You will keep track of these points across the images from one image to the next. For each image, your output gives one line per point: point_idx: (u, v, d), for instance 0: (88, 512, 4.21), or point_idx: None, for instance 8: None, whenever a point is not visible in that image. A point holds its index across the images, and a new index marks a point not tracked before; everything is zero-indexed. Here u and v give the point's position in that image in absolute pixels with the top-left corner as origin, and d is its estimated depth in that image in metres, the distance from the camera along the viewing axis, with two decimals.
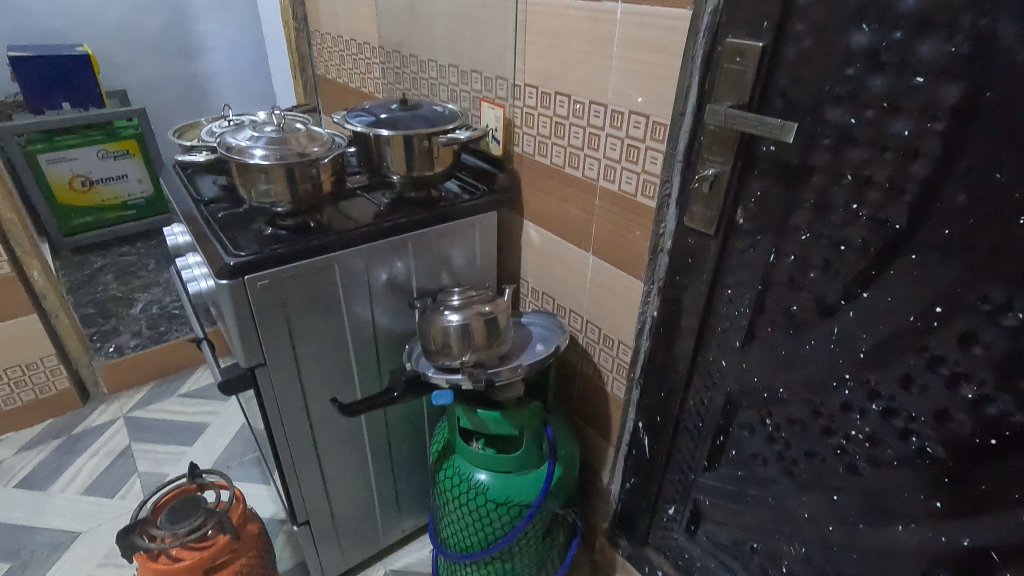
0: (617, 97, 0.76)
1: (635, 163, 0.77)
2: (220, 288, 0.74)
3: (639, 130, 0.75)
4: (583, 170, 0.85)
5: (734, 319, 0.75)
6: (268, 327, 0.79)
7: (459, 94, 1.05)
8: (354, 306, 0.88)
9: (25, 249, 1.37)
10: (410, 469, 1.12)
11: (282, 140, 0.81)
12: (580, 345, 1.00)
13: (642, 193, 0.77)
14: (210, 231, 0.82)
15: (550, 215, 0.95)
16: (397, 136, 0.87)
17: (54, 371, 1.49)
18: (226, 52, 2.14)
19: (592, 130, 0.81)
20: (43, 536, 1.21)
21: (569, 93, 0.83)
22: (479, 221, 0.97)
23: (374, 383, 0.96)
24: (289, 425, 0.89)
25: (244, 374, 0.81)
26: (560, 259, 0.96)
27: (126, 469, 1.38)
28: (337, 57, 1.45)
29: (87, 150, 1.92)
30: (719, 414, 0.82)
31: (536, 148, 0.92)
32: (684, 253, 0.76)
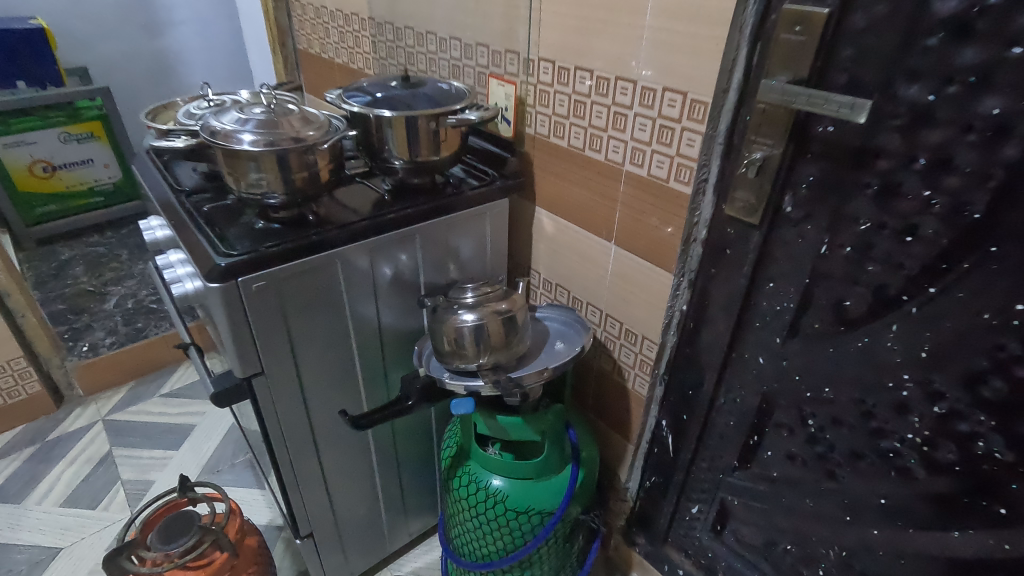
0: (649, 72, 0.69)
1: (669, 146, 0.70)
2: (210, 293, 0.66)
3: (674, 110, 0.68)
4: (607, 154, 0.78)
5: (775, 315, 0.69)
6: (264, 334, 0.71)
7: (461, 69, 0.97)
8: (357, 306, 0.80)
9: None
10: (417, 471, 1.06)
11: (272, 123, 0.72)
12: (599, 340, 0.94)
13: (676, 179, 0.70)
14: (195, 226, 0.74)
15: (566, 202, 0.88)
16: (399, 118, 0.79)
17: (22, 375, 1.37)
18: (196, 26, 2.00)
19: (618, 110, 0.74)
20: (22, 553, 1.13)
21: (591, 69, 0.75)
22: (488, 210, 0.89)
23: (379, 387, 0.89)
24: (290, 437, 0.82)
25: (240, 385, 0.74)
26: (577, 249, 0.90)
27: (109, 477, 1.29)
28: (320, 29, 1.35)
29: (47, 133, 1.79)
30: (754, 413, 0.77)
31: (551, 129, 0.85)
32: (721, 243, 0.70)
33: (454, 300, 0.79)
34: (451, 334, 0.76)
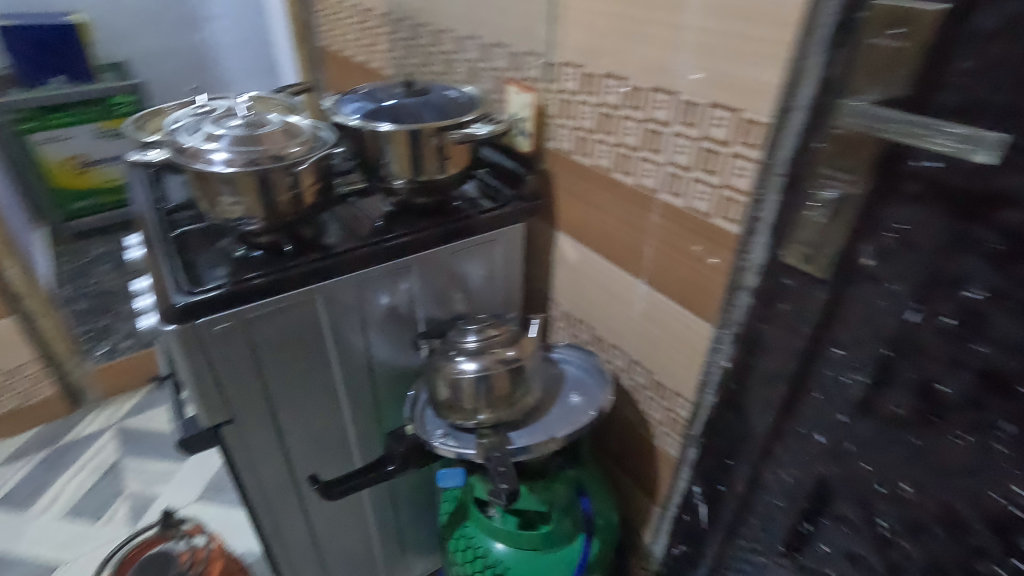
0: (691, 83, 0.56)
1: (715, 174, 0.57)
2: (167, 335, 0.58)
3: (722, 130, 0.55)
4: (638, 178, 0.65)
5: (840, 388, 0.55)
6: (232, 378, 0.63)
7: (479, 72, 0.85)
8: (345, 345, 0.70)
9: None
10: (419, 516, 0.96)
11: (251, 138, 0.63)
12: (624, 388, 0.81)
13: (722, 215, 0.57)
14: (162, 253, 0.65)
15: (590, 229, 0.75)
16: (398, 132, 0.68)
17: (38, 377, 1.39)
18: (231, 20, 1.97)
19: (653, 127, 0.61)
20: (19, 568, 1.11)
21: (623, 77, 0.63)
22: (501, 236, 0.78)
23: (373, 431, 0.80)
24: (268, 487, 0.73)
25: (207, 432, 0.66)
26: (601, 283, 0.77)
27: (113, 489, 1.26)
28: (340, 25, 1.26)
29: (82, 129, 1.76)
30: (808, 498, 0.63)
31: (574, 144, 0.73)
32: (775, 294, 0.57)
33: (456, 346, 0.68)
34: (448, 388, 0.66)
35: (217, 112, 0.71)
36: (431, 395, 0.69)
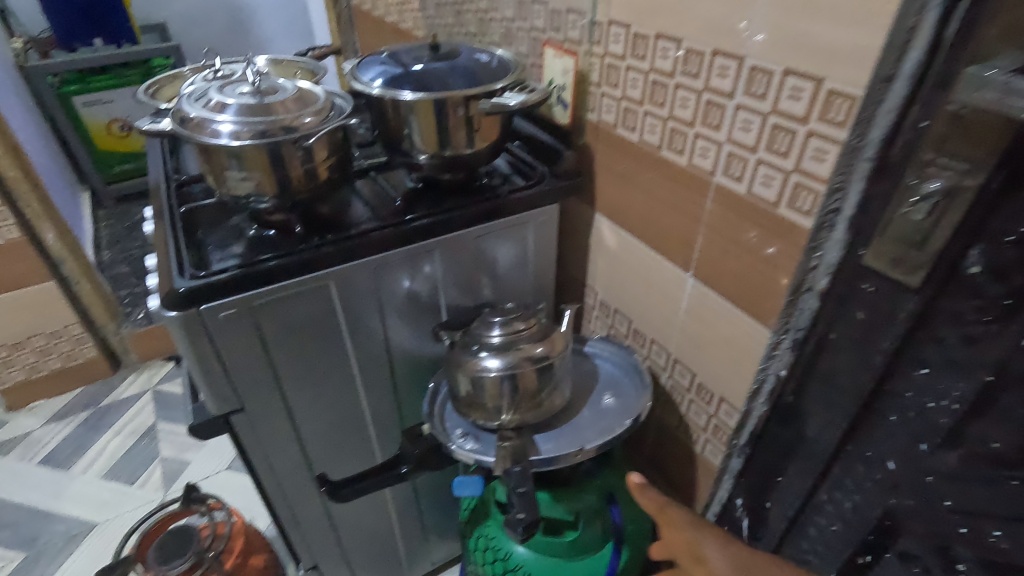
0: (762, 44, 0.46)
1: (783, 156, 0.48)
2: (170, 321, 0.54)
3: (799, 104, 0.45)
4: (691, 157, 0.57)
5: (923, 414, 0.47)
6: (241, 367, 0.59)
7: (514, 34, 0.77)
8: (362, 333, 0.66)
9: (36, 210, 1.24)
10: (440, 504, 0.93)
11: (259, 107, 0.57)
12: (663, 388, 0.74)
13: (789, 204, 0.49)
14: (172, 232, 0.62)
15: (633, 212, 0.68)
16: (423, 101, 0.61)
17: (80, 339, 1.41)
18: None
19: (712, 98, 0.52)
20: (60, 525, 1.15)
21: (678, 37, 0.53)
22: (535, 216, 0.71)
23: (392, 421, 0.76)
24: (283, 475, 0.70)
25: (217, 421, 0.63)
26: (642, 273, 0.70)
27: (149, 452, 1.29)
28: None
29: (122, 92, 1.75)
30: (871, 528, 0.56)
31: (618, 116, 0.64)
32: (849, 300, 0.48)
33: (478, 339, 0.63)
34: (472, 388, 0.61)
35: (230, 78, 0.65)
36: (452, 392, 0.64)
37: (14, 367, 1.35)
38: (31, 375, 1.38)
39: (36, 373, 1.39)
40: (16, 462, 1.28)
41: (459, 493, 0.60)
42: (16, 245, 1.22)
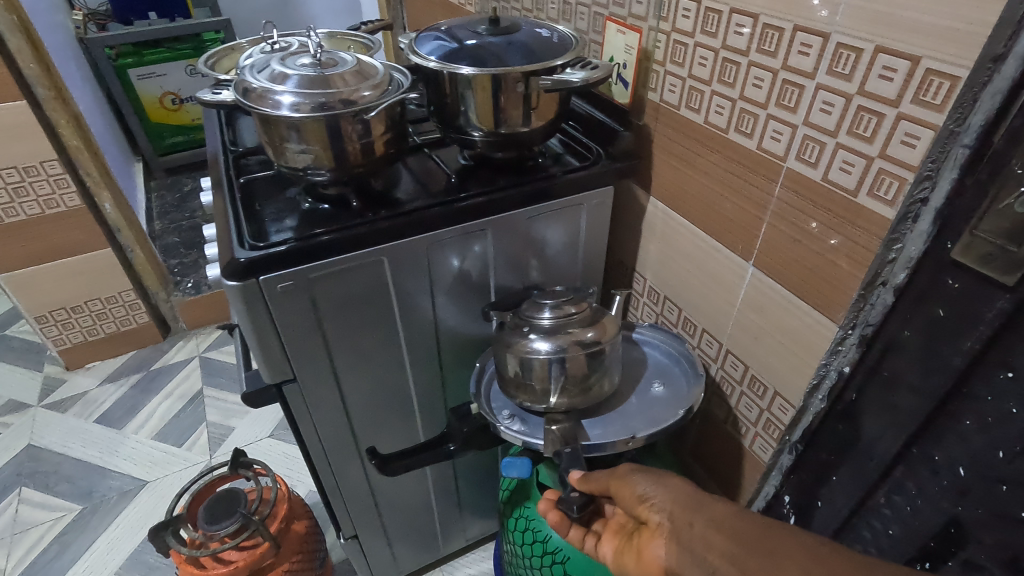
0: (851, 19, 0.44)
1: (867, 140, 0.45)
2: (229, 290, 0.55)
3: (890, 85, 0.42)
4: (762, 141, 0.54)
5: (1004, 421, 0.44)
6: (295, 338, 0.60)
7: (573, 10, 0.75)
8: (411, 309, 0.66)
9: (95, 179, 1.28)
10: (478, 483, 0.94)
11: (321, 80, 0.57)
12: (712, 379, 0.73)
13: (870, 192, 0.46)
14: (231, 203, 0.63)
15: (691, 197, 0.65)
16: (480, 76, 0.60)
17: (133, 305, 1.46)
18: None
19: (788, 78, 0.50)
20: (114, 480, 1.21)
21: (754, 12, 0.51)
22: (589, 198, 0.70)
23: (437, 398, 0.76)
24: (329, 446, 0.72)
25: (270, 390, 0.64)
26: (696, 260, 0.68)
27: (196, 417, 1.34)
28: None
29: (176, 66, 1.79)
30: (933, 535, 0.53)
31: (682, 96, 0.62)
32: (930, 295, 0.45)
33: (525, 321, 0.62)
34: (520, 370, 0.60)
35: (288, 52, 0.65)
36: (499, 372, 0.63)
37: (73, 329, 1.42)
38: (88, 337, 1.45)
39: (92, 336, 1.45)
40: (73, 419, 1.35)
41: (507, 474, 0.61)
42: (77, 212, 1.27)
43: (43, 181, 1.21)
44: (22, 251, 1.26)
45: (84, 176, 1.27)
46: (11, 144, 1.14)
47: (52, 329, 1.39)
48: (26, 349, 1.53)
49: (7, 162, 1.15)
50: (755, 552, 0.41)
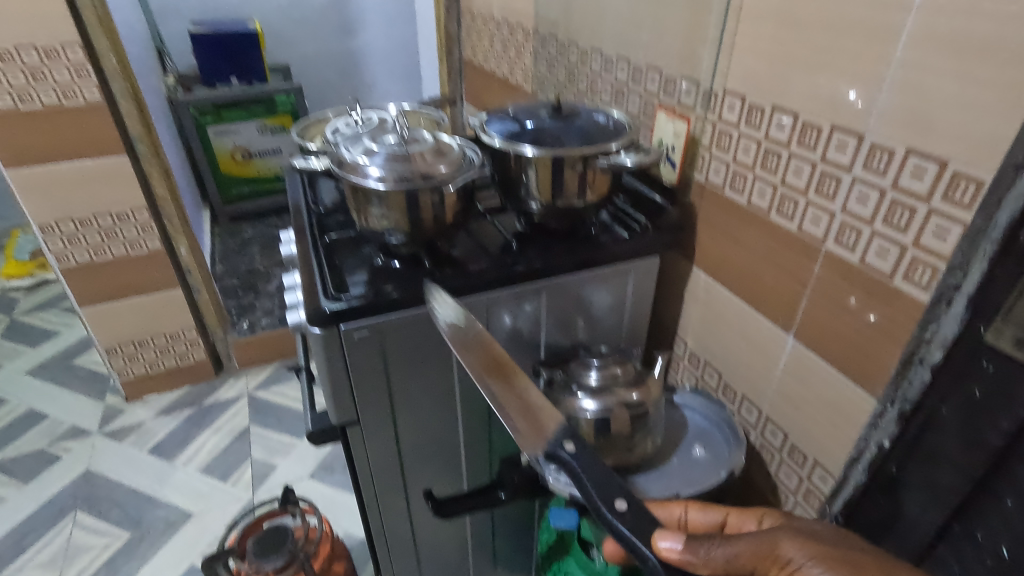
0: (885, 123, 0.49)
1: (901, 230, 0.50)
2: (313, 335, 0.61)
3: (921, 183, 0.47)
4: (802, 224, 0.59)
5: None
6: (364, 383, 0.66)
7: (627, 95, 0.84)
8: (468, 361, 0.71)
9: (175, 225, 1.40)
10: (514, 536, 0.96)
11: (405, 156, 0.65)
12: (752, 444, 0.75)
13: (905, 276, 0.50)
14: (315, 256, 0.70)
15: (733, 268, 0.70)
16: (543, 156, 0.67)
17: (193, 342, 1.56)
18: (381, 28, 2.19)
19: (827, 170, 0.55)
20: (162, 510, 1.27)
21: (795, 111, 0.57)
22: (636, 265, 0.75)
23: (483, 448, 0.80)
24: (380, 488, 0.76)
25: (334, 429, 0.69)
26: (738, 327, 0.72)
27: (242, 453, 1.40)
28: (484, 38, 1.30)
29: (248, 125, 1.97)
30: None
31: (726, 178, 0.68)
32: (965, 375, 0.48)
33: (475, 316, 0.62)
34: (485, 349, 0.60)
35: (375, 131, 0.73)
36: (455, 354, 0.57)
37: (137, 362, 1.51)
38: (149, 370, 1.54)
39: (153, 369, 1.54)
40: (129, 448, 1.42)
41: (556, 524, 0.64)
42: (155, 255, 1.39)
43: (131, 226, 1.33)
44: (104, 287, 1.38)
45: (167, 223, 1.39)
46: (110, 192, 1.27)
47: (119, 361, 1.49)
48: (92, 378, 1.64)
49: (104, 208, 1.28)
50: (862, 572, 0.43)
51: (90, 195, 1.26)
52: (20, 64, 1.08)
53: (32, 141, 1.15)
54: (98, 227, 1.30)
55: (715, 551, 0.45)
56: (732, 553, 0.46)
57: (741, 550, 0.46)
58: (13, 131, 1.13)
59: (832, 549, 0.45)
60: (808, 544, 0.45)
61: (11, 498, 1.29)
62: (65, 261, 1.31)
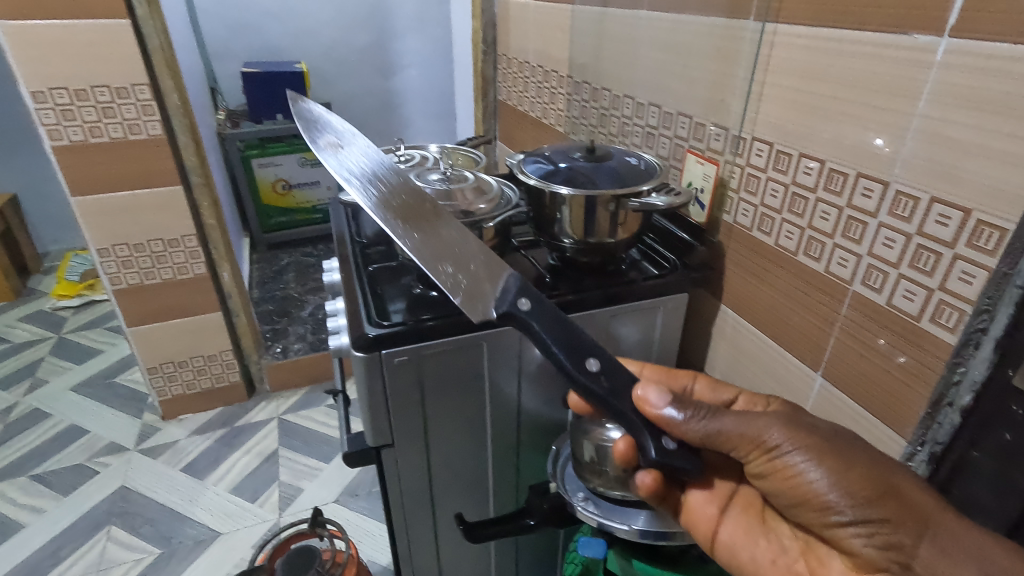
0: (909, 171, 0.51)
1: (927, 274, 0.51)
2: (355, 359, 0.64)
3: (946, 229, 0.49)
4: (829, 265, 0.61)
5: None
6: (400, 406, 0.68)
7: (657, 139, 0.88)
8: (499, 389, 0.73)
9: (220, 251, 1.47)
10: (536, 569, 0.96)
11: (446, 194, 0.72)
12: None
13: (931, 318, 0.51)
14: (359, 283, 0.74)
15: (760, 307, 0.72)
16: (577, 197, 0.70)
17: (229, 364, 1.61)
18: (419, 69, 2.30)
19: (853, 215, 0.57)
20: (190, 529, 1.29)
21: (821, 158, 0.59)
22: (665, 302, 0.77)
23: (510, 476, 0.82)
24: (409, 511, 0.78)
25: (369, 451, 0.72)
26: (765, 365, 0.73)
27: (270, 475, 1.43)
28: (520, 83, 1.37)
29: (290, 158, 2.07)
30: None
31: (754, 220, 0.70)
32: (995, 419, 0.49)
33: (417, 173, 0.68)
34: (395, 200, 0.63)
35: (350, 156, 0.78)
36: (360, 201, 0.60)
37: (176, 382, 1.57)
38: (186, 391, 1.60)
39: (190, 389, 1.60)
40: (163, 465, 1.46)
41: (583, 552, 0.66)
42: (199, 279, 1.46)
43: (180, 252, 1.41)
44: (151, 309, 1.45)
45: (213, 250, 1.47)
46: (164, 220, 1.35)
47: (159, 381, 1.55)
48: (131, 397, 1.70)
49: (156, 235, 1.36)
50: (840, 454, 0.48)
51: (145, 222, 1.34)
52: (93, 102, 1.17)
53: (97, 171, 1.24)
54: (150, 251, 1.37)
55: (696, 421, 0.52)
56: (716, 427, 0.52)
57: (724, 426, 0.52)
58: (81, 162, 1.22)
59: (813, 428, 0.50)
60: (792, 428, 0.50)
61: (50, 510, 1.34)
62: (117, 283, 1.38)
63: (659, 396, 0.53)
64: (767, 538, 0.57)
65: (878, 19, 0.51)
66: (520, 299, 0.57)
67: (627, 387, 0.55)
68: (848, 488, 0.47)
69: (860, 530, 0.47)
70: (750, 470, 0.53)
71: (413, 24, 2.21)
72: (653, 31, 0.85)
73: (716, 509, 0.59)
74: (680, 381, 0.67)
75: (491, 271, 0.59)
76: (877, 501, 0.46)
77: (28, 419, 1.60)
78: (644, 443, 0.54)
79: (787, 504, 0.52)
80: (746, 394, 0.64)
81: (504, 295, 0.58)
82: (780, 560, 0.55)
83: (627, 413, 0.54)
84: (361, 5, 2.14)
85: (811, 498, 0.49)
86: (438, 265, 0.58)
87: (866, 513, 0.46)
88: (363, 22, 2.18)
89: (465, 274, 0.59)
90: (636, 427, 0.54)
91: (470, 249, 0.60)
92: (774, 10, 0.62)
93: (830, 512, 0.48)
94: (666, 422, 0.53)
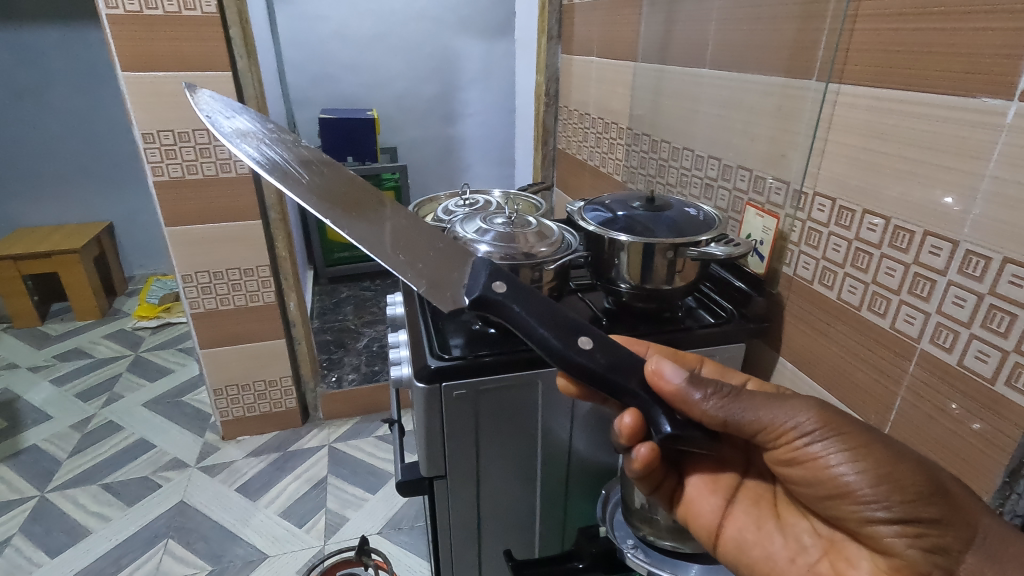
0: (979, 231, 0.50)
1: (1003, 335, 0.50)
2: (417, 389, 0.67)
3: (1020, 290, 0.48)
4: (895, 322, 0.60)
5: None
6: (454, 438, 0.70)
7: (716, 191, 0.90)
8: (552, 426, 0.74)
9: (289, 282, 1.57)
10: None
11: (510, 237, 0.76)
12: None
13: (1006, 382, 0.50)
14: (422, 316, 0.78)
15: (820, 364, 0.71)
16: (635, 244, 0.72)
17: (287, 391, 1.68)
18: (482, 118, 2.44)
19: (920, 272, 0.57)
20: (241, 548, 1.34)
21: (887, 215, 0.60)
22: (721, 351, 0.77)
23: (557, 516, 0.82)
24: (455, 543, 0.78)
25: (422, 482, 0.73)
26: None
27: (318, 501, 1.47)
28: (579, 132, 1.43)
29: None
30: None
31: (814, 273, 0.70)
32: None
33: (351, 173, 0.74)
34: (337, 197, 0.70)
35: (227, 122, 0.73)
36: (303, 202, 0.63)
37: (237, 404, 1.65)
38: (247, 413, 1.67)
39: (250, 412, 1.68)
40: (219, 484, 1.53)
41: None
42: (269, 307, 1.55)
43: (254, 281, 1.50)
44: (222, 333, 1.54)
45: (282, 280, 1.56)
46: (242, 251, 1.46)
47: (222, 402, 1.63)
48: (195, 415, 1.80)
49: (233, 264, 1.46)
50: (889, 448, 0.47)
51: (225, 254, 1.44)
52: (192, 143, 1.30)
53: (189, 205, 1.36)
54: (227, 279, 1.48)
55: (717, 407, 0.52)
56: (737, 410, 0.52)
57: (748, 412, 0.51)
58: (175, 196, 1.34)
59: (852, 419, 0.49)
60: (825, 415, 0.49)
61: (115, 519, 1.41)
62: (195, 307, 1.49)
63: (673, 369, 0.54)
64: (783, 535, 0.57)
65: (942, 83, 0.52)
66: (493, 283, 0.62)
67: (626, 365, 0.57)
68: (897, 483, 0.45)
69: (901, 529, 0.46)
70: (774, 456, 0.52)
71: (478, 78, 2.36)
72: (713, 87, 0.88)
73: (720, 501, 0.60)
74: (687, 364, 0.66)
75: (453, 265, 0.67)
76: (928, 499, 0.44)
77: (102, 431, 1.71)
78: (660, 423, 0.54)
79: (820, 496, 0.51)
80: (755, 379, 0.64)
81: (475, 280, 0.63)
82: (799, 559, 0.54)
83: (635, 388, 0.55)
84: (431, 59, 2.30)
85: (844, 490, 0.48)
86: (392, 257, 0.64)
87: (913, 510, 0.45)
88: (432, 74, 2.32)
89: (427, 268, 0.65)
90: (648, 406, 0.55)
91: (425, 239, 0.69)
92: (837, 71, 0.64)
93: (870, 507, 0.47)
94: (678, 395, 0.53)
